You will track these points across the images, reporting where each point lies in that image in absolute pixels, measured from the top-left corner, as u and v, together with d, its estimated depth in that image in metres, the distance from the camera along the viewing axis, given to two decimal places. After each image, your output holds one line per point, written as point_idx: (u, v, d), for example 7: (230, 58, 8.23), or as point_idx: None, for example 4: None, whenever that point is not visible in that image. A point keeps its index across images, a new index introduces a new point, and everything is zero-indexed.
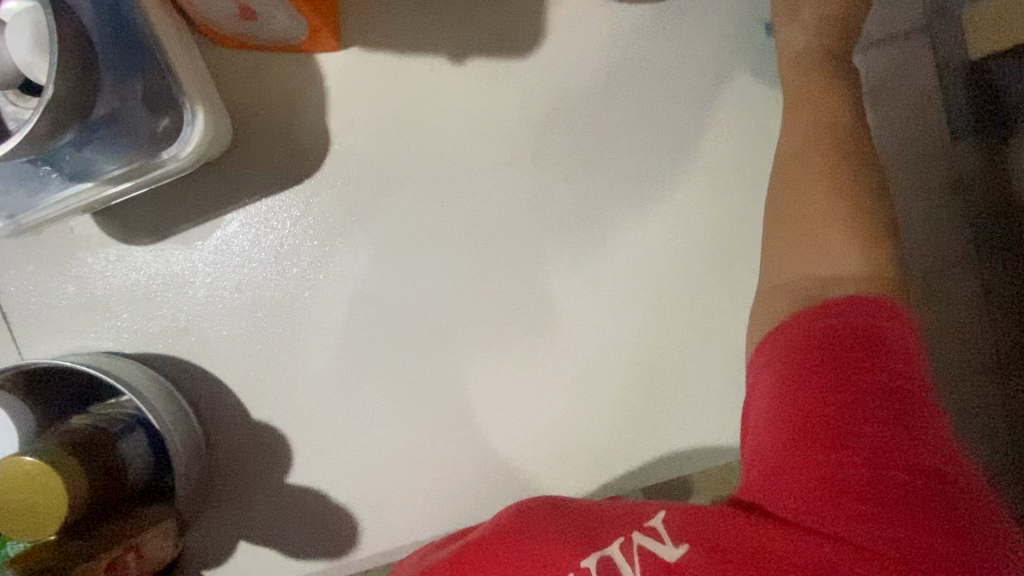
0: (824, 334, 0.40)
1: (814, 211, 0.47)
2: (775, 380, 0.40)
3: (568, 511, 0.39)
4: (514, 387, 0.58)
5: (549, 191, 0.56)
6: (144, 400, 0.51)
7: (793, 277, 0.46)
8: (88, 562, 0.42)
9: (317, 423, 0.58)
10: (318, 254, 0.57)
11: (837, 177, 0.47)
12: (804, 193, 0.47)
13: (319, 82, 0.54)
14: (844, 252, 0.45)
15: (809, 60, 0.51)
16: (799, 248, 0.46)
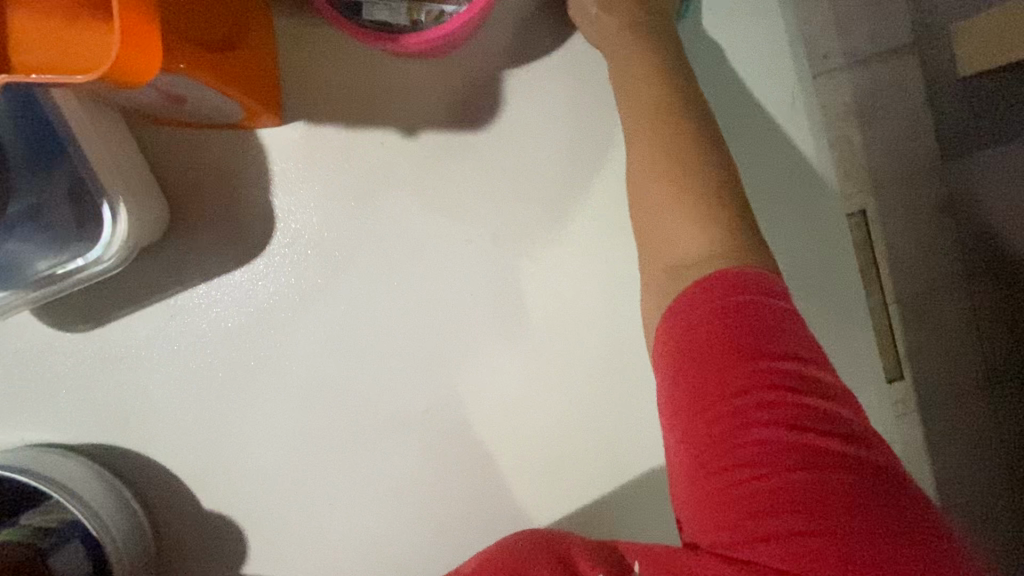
0: (697, 333, 0.39)
1: (646, 183, 0.46)
2: (671, 406, 0.40)
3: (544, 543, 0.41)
4: (478, 471, 0.55)
5: (509, 266, 0.53)
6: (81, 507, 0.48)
7: (655, 241, 0.46)
8: None
9: (272, 511, 0.56)
10: (270, 335, 0.54)
11: (668, 139, 0.45)
12: (644, 148, 0.46)
13: (262, 158, 0.51)
14: (685, 230, 0.44)
15: (621, 43, 0.48)
16: (651, 212, 0.46)
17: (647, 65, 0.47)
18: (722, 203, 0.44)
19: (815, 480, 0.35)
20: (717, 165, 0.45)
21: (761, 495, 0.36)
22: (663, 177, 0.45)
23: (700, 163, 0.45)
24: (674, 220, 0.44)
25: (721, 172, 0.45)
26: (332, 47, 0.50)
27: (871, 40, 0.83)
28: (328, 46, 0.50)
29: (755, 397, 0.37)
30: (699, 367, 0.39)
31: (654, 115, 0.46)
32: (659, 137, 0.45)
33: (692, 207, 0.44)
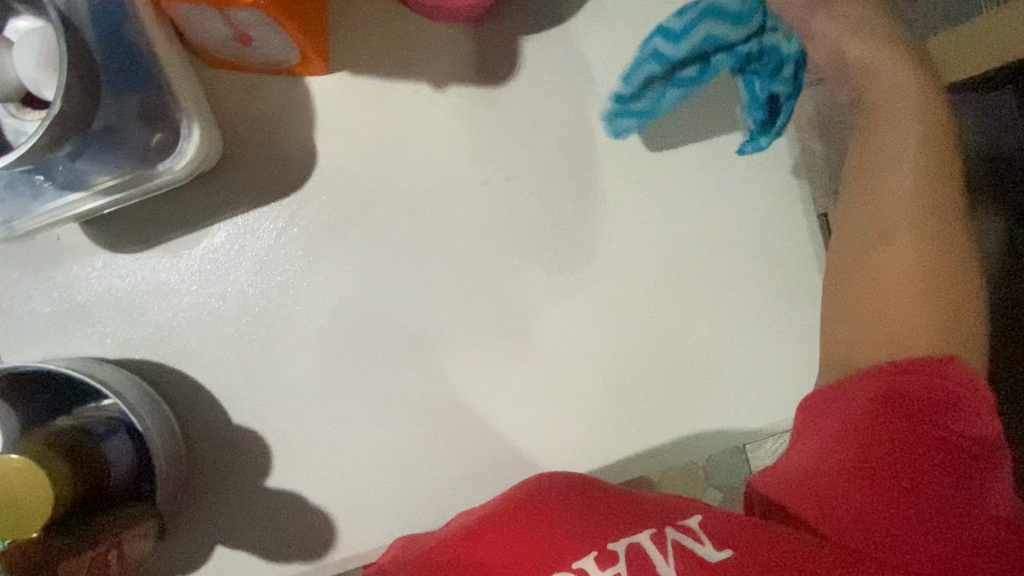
0: (928, 377, 0.41)
1: (897, 265, 0.44)
2: (838, 425, 0.40)
3: (556, 488, 0.42)
4: (487, 390, 0.61)
5: (520, 207, 0.61)
6: (129, 403, 0.53)
7: (870, 332, 0.44)
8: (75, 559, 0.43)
9: (297, 427, 0.60)
10: (302, 264, 0.60)
11: (920, 239, 0.45)
12: (889, 233, 0.45)
13: (307, 102, 0.58)
14: (940, 338, 0.42)
15: (926, 107, 0.48)
16: (877, 292, 0.44)
17: (922, 197, 0.45)
18: (964, 307, 0.44)
19: (964, 538, 0.35)
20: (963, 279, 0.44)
21: (914, 527, 0.36)
22: (914, 291, 0.44)
23: (952, 283, 0.44)
24: (917, 317, 0.43)
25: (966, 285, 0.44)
26: (371, 8, 0.57)
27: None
28: (369, 7, 0.57)
29: (925, 441, 0.38)
30: (881, 409, 0.40)
31: (925, 202, 0.45)
32: (921, 232, 0.45)
33: (931, 312, 0.43)
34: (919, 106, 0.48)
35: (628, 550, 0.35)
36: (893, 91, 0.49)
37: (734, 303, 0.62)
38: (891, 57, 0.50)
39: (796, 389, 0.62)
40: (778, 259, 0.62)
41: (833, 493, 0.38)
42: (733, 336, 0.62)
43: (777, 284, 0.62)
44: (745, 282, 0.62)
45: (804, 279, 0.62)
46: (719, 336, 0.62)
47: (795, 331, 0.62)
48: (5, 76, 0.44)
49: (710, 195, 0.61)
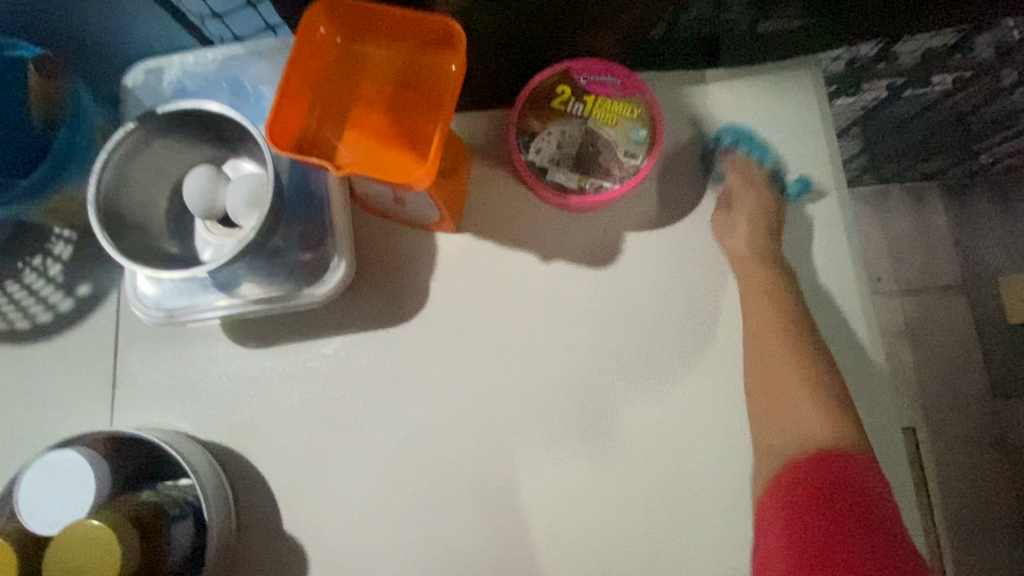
0: (796, 481, 0.55)
1: (780, 377, 0.60)
2: (780, 538, 0.52)
3: None
4: (532, 555, 0.60)
5: (599, 378, 0.63)
6: (204, 490, 0.56)
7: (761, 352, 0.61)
8: None
9: (340, 549, 0.61)
10: (387, 389, 0.64)
11: (788, 343, 0.60)
12: (767, 360, 0.60)
13: (432, 251, 0.66)
14: (825, 423, 0.57)
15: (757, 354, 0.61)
16: (777, 406, 0.59)
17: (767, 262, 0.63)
18: (828, 384, 0.59)
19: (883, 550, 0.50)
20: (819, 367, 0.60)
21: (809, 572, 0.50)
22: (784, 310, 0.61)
23: (822, 388, 0.59)
24: (791, 408, 0.59)
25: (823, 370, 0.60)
26: (503, 189, 0.66)
27: (919, 278, 0.97)
28: (502, 187, 0.66)
29: (818, 516, 0.52)
30: (800, 509, 0.53)
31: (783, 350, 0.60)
32: (796, 359, 0.60)
33: (801, 402, 0.59)
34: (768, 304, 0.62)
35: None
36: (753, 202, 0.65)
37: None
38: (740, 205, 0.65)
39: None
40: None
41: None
42: None
43: None
44: None
45: None
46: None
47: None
48: (216, 203, 0.55)
49: None
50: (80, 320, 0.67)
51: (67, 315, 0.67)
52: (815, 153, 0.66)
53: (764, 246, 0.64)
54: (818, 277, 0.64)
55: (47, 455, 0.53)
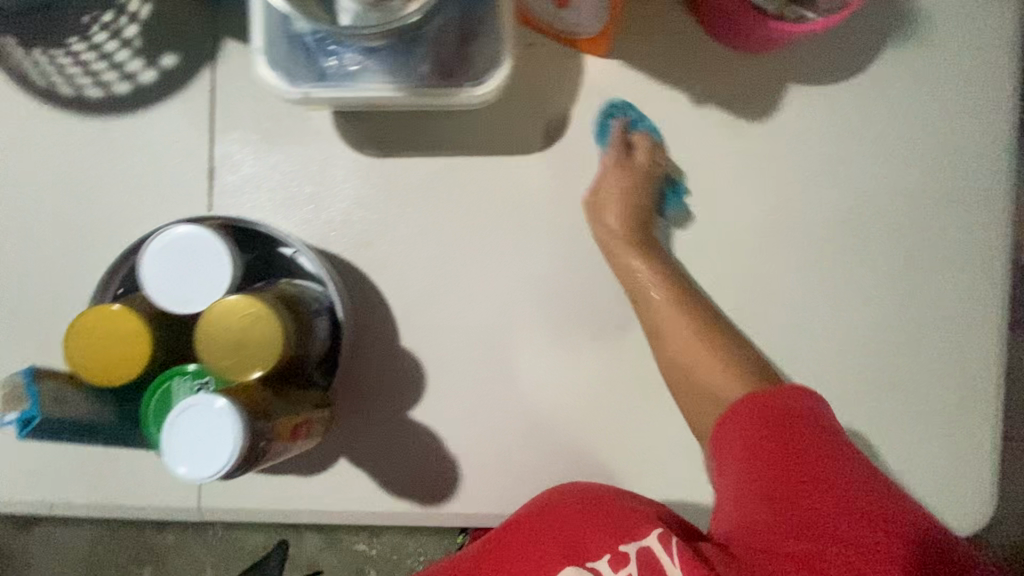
0: (766, 421, 0.48)
1: (675, 325, 0.56)
2: (738, 463, 0.48)
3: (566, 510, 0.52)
4: (644, 397, 0.60)
5: (731, 234, 0.61)
6: (337, 288, 0.53)
7: (708, 390, 0.54)
8: (283, 418, 0.43)
9: (449, 369, 0.60)
10: (510, 218, 0.60)
11: (682, 309, 0.57)
12: (670, 326, 0.56)
13: (575, 75, 0.60)
14: (688, 324, 0.56)
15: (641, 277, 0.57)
16: (665, 335, 0.57)
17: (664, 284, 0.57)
18: (692, 298, 0.58)
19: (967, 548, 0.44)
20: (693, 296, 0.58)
21: (835, 517, 0.43)
22: (722, 371, 0.54)
23: (684, 301, 0.57)
24: (687, 337, 0.56)
25: (701, 303, 0.58)
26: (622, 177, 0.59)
27: None
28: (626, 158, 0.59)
29: (817, 480, 0.44)
30: (776, 432, 0.47)
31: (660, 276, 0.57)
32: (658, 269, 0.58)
33: (694, 326, 0.56)
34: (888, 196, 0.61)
35: (638, 555, 0.46)
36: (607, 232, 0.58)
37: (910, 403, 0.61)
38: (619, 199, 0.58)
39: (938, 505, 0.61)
40: (959, 372, 0.61)
41: (755, 551, 0.44)
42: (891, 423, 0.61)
43: (952, 385, 0.61)
44: (919, 377, 0.61)
45: (977, 393, 0.61)
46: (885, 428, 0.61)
47: (954, 448, 0.61)
48: None
49: (913, 285, 0.61)
50: (165, 97, 0.59)
51: (149, 90, 0.59)
52: (992, 28, 0.61)
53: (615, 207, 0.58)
54: (969, 159, 0.61)
55: (190, 227, 0.48)
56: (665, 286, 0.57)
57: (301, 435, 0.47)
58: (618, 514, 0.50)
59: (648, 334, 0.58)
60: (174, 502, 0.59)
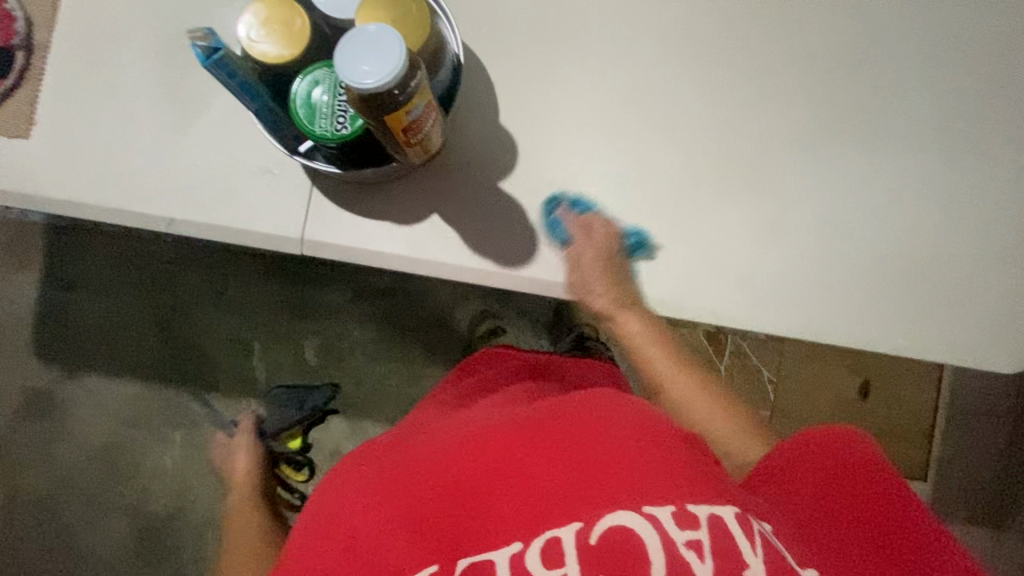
0: (862, 468, 0.47)
1: (704, 403, 0.66)
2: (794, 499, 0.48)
3: (609, 433, 0.48)
4: (716, 199, 0.67)
5: (810, 66, 0.68)
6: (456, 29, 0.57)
7: (664, 373, 0.67)
8: (420, 86, 0.47)
9: (541, 151, 0.66)
10: (614, 25, 0.67)
11: (697, 376, 0.67)
12: (698, 396, 0.65)
13: None
14: (664, 350, 0.68)
15: (642, 336, 0.67)
16: (669, 375, 0.67)
17: (676, 362, 0.68)
18: (693, 364, 0.69)
19: None
20: (669, 341, 0.69)
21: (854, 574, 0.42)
22: (719, 412, 0.64)
23: (672, 345, 0.69)
24: (688, 378, 0.67)
25: (682, 351, 0.69)
26: (581, 244, 0.65)
27: None
28: None
29: (865, 508, 0.46)
30: (832, 473, 0.48)
31: (658, 340, 0.68)
32: (653, 326, 0.67)
33: (693, 372, 0.67)
34: (952, 50, 0.68)
35: (710, 522, 0.41)
36: (595, 296, 0.65)
37: (951, 231, 0.67)
38: (642, 329, 0.67)
39: (970, 331, 0.67)
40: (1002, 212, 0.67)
41: None
42: (938, 255, 0.67)
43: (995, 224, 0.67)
44: (965, 214, 0.67)
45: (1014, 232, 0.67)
46: (925, 254, 0.67)
47: (993, 279, 0.67)
48: None
49: (966, 129, 0.68)
50: None
51: None
52: None
53: (626, 284, 0.66)
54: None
55: None
56: (682, 368, 0.67)
57: (416, 133, 0.51)
58: (699, 480, 0.44)
59: (635, 343, 0.68)
60: (281, 231, 0.64)
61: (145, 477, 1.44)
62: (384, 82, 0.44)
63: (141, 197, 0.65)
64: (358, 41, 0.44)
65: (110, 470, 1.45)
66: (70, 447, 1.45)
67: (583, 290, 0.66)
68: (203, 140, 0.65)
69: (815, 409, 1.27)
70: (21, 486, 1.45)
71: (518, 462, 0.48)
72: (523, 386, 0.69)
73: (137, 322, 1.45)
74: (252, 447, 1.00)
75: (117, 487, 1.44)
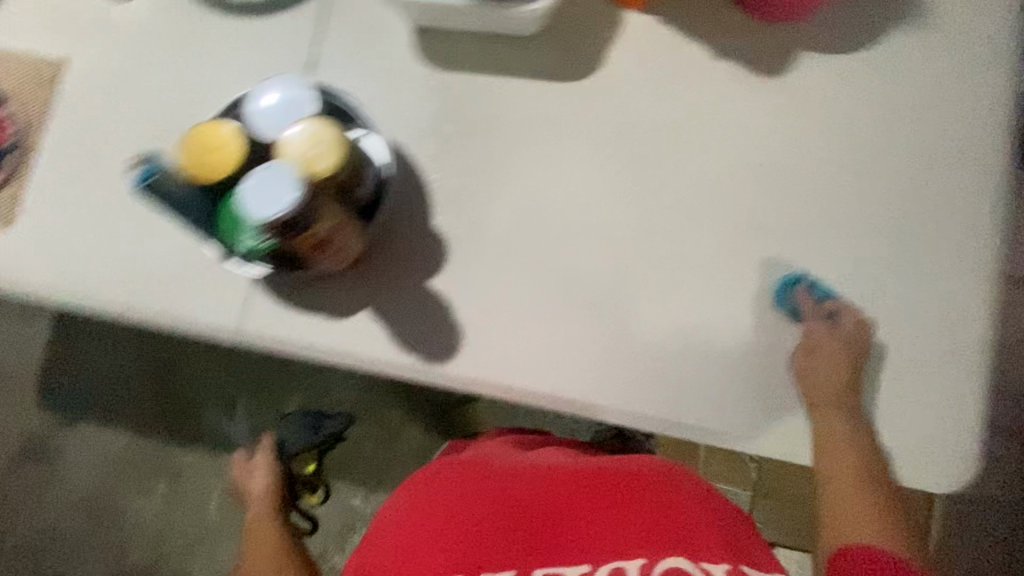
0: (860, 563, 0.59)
1: (880, 534, 0.61)
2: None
3: (672, 489, 0.61)
4: (636, 303, 0.69)
5: (730, 178, 0.71)
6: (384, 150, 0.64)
7: (841, 459, 0.65)
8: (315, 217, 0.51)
9: (470, 253, 0.69)
10: (543, 137, 0.71)
11: (865, 493, 0.63)
12: (857, 517, 0.62)
13: (617, 27, 0.71)
14: (858, 469, 0.64)
15: (838, 451, 0.65)
16: (840, 500, 0.64)
17: (863, 473, 0.64)
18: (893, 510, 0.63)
19: None
20: (872, 462, 0.65)
21: None
22: (873, 526, 0.62)
23: (871, 485, 0.64)
24: (867, 512, 0.62)
25: (879, 476, 0.65)
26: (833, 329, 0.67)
27: None
28: (516, 92, 0.72)
29: None
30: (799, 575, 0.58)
31: (851, 451, 0.65)
32: (857, 437, 0.65)
33: (872, 503, 0.63)
34: (868, 166, 0.71)
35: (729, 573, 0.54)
36: (839, 451, 0.65)
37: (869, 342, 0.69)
38: (847, 446, 0.65)
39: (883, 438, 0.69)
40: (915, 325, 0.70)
41: None
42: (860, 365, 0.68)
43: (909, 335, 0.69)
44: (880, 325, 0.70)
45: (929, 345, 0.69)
46: (851, 364, 0.67)
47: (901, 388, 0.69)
48: None
49: (881, 245, 0.71)
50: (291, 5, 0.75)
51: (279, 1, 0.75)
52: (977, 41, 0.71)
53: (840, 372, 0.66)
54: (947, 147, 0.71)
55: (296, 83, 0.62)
56: (860, 484, 0.64)
57: (323, 249, 0.55)
58: (740, 538, 0.58)
59: (824, 483, 0.65)
60: (222, 322, 0.69)
61: (126, 526, 1.47)
62: (270, 221, 0.49)
63: (101, 285, 0.71)
64: (259, 178, 0.50)
65: (93, 517, 1.48)
66: (60, 492, 1.50)
67: (810, 352, 0.68)
68: (159, 235, 0.71)
69: (793, 492, 1.23)
70: (10, 528, 1.50)
71: (585, 510, 0.59)
72: (553, 450, 0.75)
73: (133, 373, 1.52)
74: (269, 460, 0.95)
75: (98, 535, 1.48)
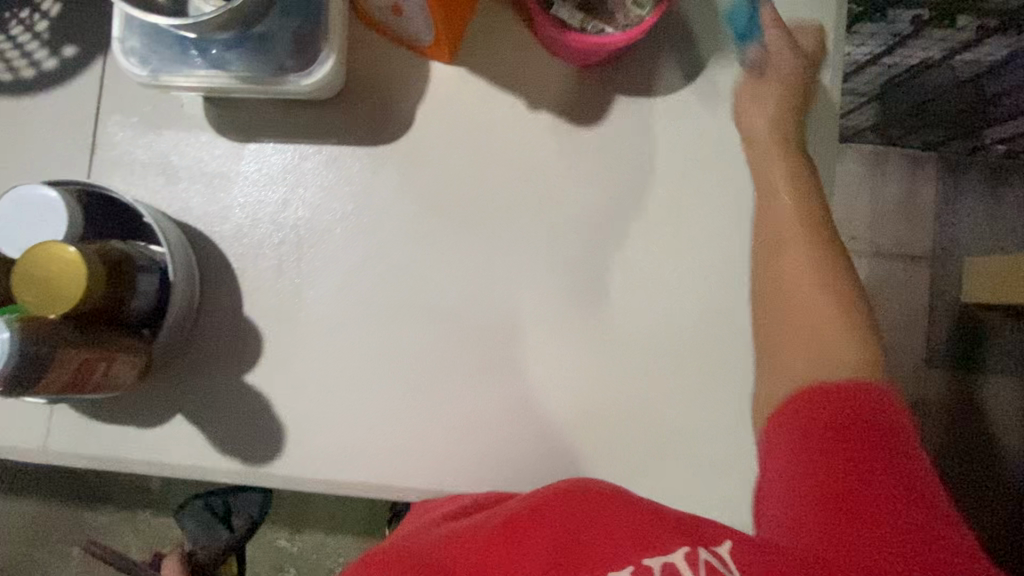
0: (832, 405, 0.51)
1: (826, 336, 0.56)
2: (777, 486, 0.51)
3: (619, 511, 0.50)
4: (468, 377, 0.65)
5: (560, 231, 0.67)
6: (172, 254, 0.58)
7: (794, 299, 0.58)
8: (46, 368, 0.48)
9: (288, 342, 0.65)
10: (357, 206, 0.67)
11: (834, 294, 0.57)
12: (801, 314, 0.57)
13: (425, 82, 0.67)
14: (818, 285, 0.57)
15: (796, 272, 0.58)
16: (791, 329, 0.57)
17: (841, 291, 0.57)
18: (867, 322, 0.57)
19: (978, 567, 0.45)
20: (842, 278, 0.58)
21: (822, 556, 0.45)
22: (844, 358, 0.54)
23: (844, 282, 0.58)
24: (834, 334, 0.55)
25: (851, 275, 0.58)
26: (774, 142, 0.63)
27: None
28: (323, 160, 0.67)
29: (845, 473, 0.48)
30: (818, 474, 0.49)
31: (816, 263, 0.58)
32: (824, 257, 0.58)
33: (850, 314, 0.57)
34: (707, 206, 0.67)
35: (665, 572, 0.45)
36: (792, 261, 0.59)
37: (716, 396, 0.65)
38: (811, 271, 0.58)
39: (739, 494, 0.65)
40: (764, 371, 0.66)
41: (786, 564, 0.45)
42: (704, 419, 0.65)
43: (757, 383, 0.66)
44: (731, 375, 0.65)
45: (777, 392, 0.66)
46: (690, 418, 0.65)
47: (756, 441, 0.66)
48: None
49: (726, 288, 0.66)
50: (65, 80, 0.67)
51: (52, 76, 0.67)
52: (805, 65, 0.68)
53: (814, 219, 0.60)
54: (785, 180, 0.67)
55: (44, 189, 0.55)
56: (834, 306, 0.57)
57: (84, 383, 0.52)
58: (691, 530, 0.48)
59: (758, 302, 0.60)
60: (22, 442, 0.63)
61: None
62: None
63: None
64: None
65: None
66: None
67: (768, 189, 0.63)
68: None
69: None
70: None
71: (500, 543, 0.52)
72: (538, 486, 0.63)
73: None
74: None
75: None
